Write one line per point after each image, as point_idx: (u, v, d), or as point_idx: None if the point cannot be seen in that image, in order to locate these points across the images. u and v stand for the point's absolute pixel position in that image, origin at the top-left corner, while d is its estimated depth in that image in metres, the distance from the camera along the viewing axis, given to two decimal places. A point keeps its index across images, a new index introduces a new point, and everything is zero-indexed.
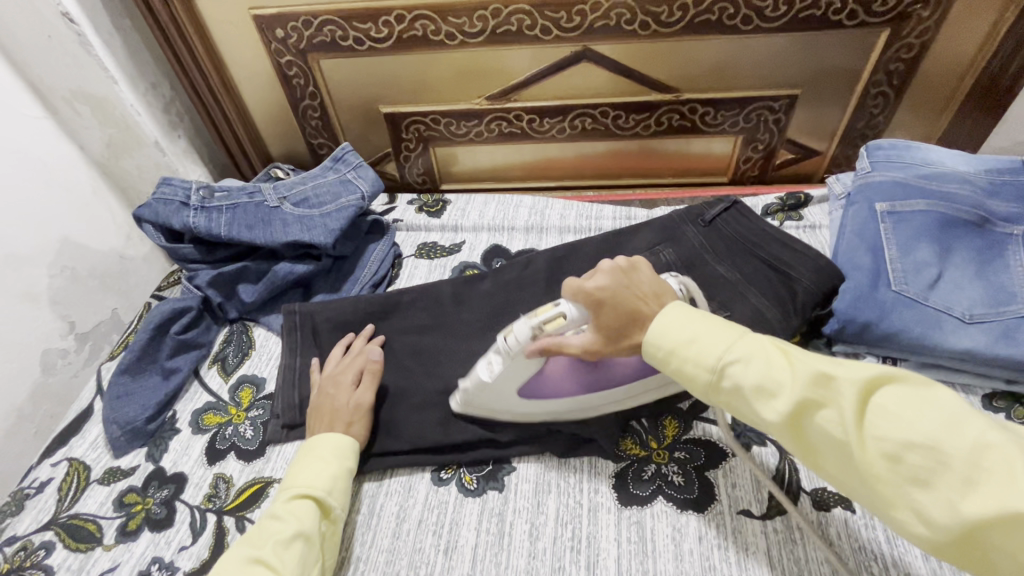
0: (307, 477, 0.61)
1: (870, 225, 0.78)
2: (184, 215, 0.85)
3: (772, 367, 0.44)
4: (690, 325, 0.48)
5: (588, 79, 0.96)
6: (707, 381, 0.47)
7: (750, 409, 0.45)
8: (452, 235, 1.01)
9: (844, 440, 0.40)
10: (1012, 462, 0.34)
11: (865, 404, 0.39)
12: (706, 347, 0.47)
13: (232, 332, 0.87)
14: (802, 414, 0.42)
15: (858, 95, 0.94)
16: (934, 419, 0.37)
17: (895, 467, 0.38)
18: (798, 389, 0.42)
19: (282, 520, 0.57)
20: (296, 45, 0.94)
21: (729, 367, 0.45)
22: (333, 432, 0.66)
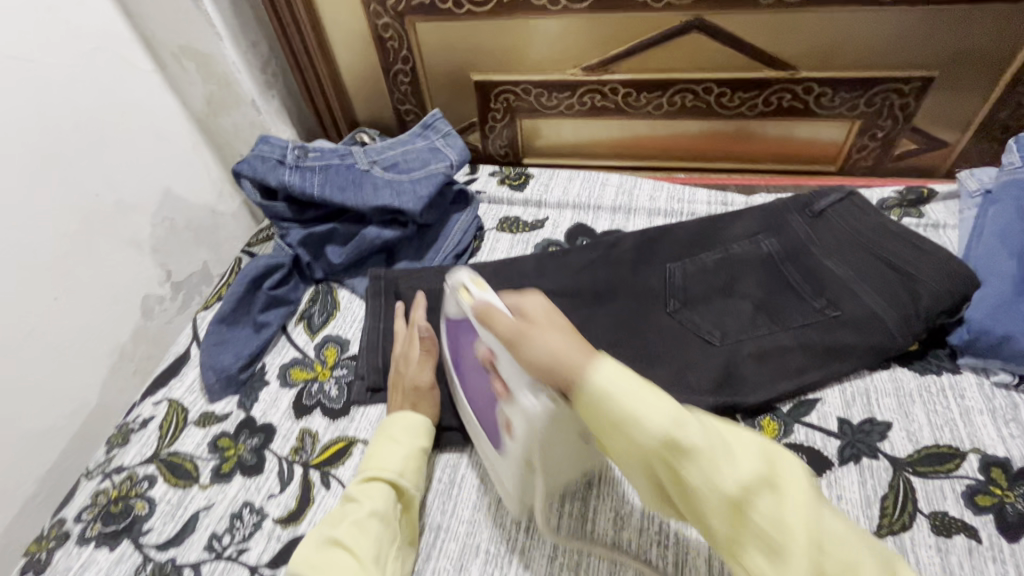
0: (378, 459, 0.60)
1: (1015, 227, 0.71)
2: (279, 173, 0.86)
3: (606, 376, 0.44)
4: (583, 344, 0.44)
5: (694, 54, 0.90)
6: (559, 361, 0.45)
7: (593, 396, 0.44)
8: (535, 211, 0.99)
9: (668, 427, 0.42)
10: (743, 447, 0.42)
11: (717, 436, 0.42)
12: (584, 357, 0.44)
13: (318, 293, 0.89)
14: (661, 448, 0.41)
15: (1007, 81, 0.83)
16: (734, 437, 0.43)
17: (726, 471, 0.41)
18: (638, 379, 0.44)
19: (357, 501, 0.57)
20: (395, 6, 0.93)
21: (626, 404, 0.42)
22: (406, 411, 0.65)
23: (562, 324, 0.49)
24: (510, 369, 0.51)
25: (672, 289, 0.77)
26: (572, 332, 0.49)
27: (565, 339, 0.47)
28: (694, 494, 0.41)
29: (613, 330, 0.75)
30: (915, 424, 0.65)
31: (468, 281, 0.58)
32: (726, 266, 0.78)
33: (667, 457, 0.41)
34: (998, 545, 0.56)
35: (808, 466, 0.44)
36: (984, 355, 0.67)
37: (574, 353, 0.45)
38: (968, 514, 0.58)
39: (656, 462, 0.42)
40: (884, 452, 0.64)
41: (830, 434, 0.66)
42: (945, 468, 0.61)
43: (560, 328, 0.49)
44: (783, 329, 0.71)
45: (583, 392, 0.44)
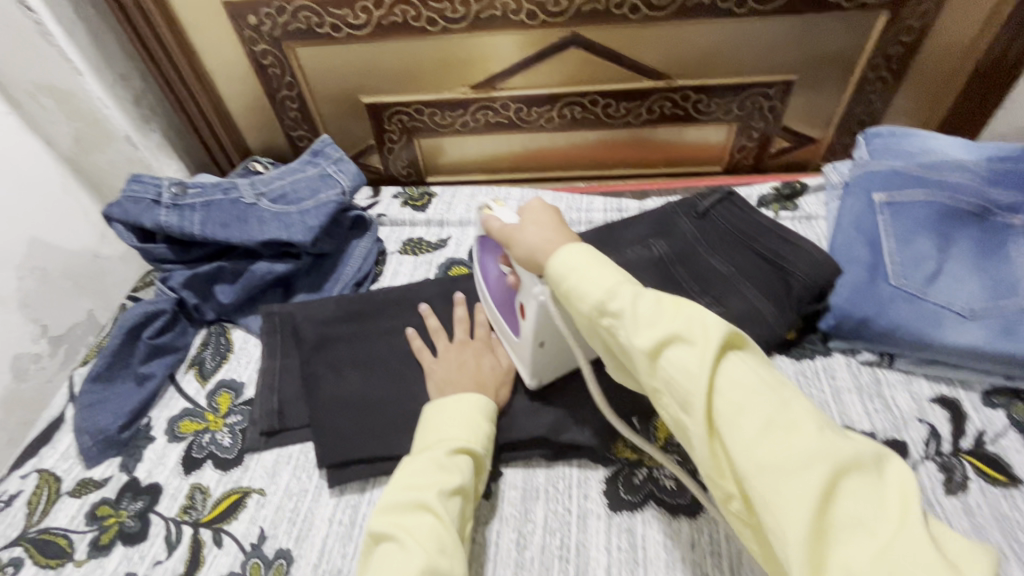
0: (461, 431, 0.59)
1: (867, 216, 0.75)
2: (156, 213, 0.81)
3: (639, 320, 0.46)
4: (606, 274, 0.49)
5: (576, 67, 0.93)
6: (594, 300, 0.48)
7: (625, 331, 0.46)
8: (438, 230, 0.98)
9: (695, 371, 0.42)
10: (774, 419, 0.40)
11: (785, 452, 0.38)
12: (595, 285, 0.49)
13: (210, 335, 0.84)
14: (666, 379, 0.44)
15: (856, 80, 0.91)
16: (762, 412, 0.40)
17: (755, 427, 0.40)
18: (673, 323, 0.45)
19: (446, 471, 0.56)
20: (270, 33, 0.90)
21: (634, 336, 0.45)
22: (473, 392, 0.64)
23: (552, 219, 0.57)
24: (522, 269, 0.58)
25: None
26: (555, 223, 0.57)
27: (553, 233, 0.55)
28: (699, 440, 0.42)
29: None
30: None
31: (491, 201, 0.64)
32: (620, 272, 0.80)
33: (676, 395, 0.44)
34: None
35: (875, 453, 0.38)
36: (849, 337, 0.72)
37: (583, 276, 0.49)
38: None
39: (666, 392, 0.44)
40: None
41: None
42: None
43: (545, 223, 0.56)
44: None
45: (549, 270, 0.51)
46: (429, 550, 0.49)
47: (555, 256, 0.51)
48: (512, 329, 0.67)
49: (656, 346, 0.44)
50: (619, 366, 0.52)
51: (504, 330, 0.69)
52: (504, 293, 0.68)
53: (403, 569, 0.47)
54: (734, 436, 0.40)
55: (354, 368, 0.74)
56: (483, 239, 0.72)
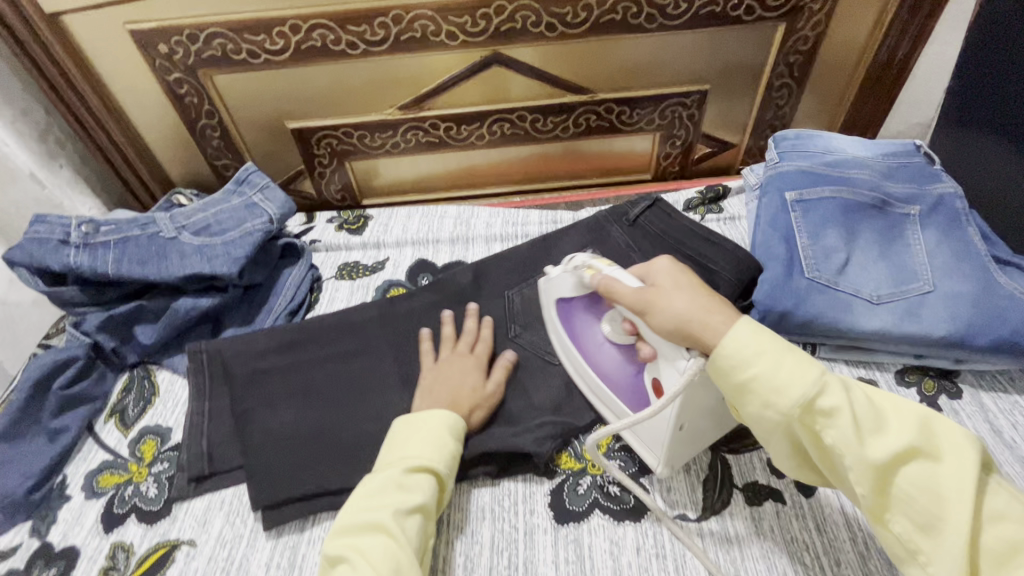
0: (425, 449, 0.58)
1: (782, 214, 0.79)
2: (63, 254, 0.76)
3: (855, 421, 0.43)
4: (801, 367, 0.44)
5: (500, 85, 0.94)
6: (799, 395, 0.43)
7: (834, 430, 0.43)
8: (374, 253, 0.96)
9: (908, 477, 0.41)
10: (1009, 529, 0.39)
11: (1008, 524, 0.39)
12: (793, 382, 0.44)
13: (132, 380, 0.79)
14: (899, 499, 0.42)
15: (763, 87, 0.97)
16: (959, 507, 0.39)
17: (999, 528, 0.39)
18: (903, 433, 0.42)
19: (406, 490, 0.54)
20: (183, 61, 0.87)
21: (859, 445, 0.42)
22: (443, 409, 0.62)
23: (689, 282, 0.52)
24: (656, 338, 0.53)
25: (511, 315, 0.78)
26: (701, 286, 0.51)
27: (697, 298, 0.49)
28: (941, 548, 0.40)
29: None
30: None
31: (596, 260, 0.61)
32: None
33: (874, 481, 0.42)
34: (799, 502, 0.61)
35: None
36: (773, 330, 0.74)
37: (775, 373, 0.44)
38: (774, 479, 0.63)
39: (898, 515, 0.42)
40: None
41: None
42: (753, 441, 0.66)
43: (690, 288, 0.51)
44: None
45: (720, 353, 0.46)
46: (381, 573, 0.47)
47: (722, 339, 0.46)
48: (640, 412, 0.60)
49: (807, 401, 0.43)
50: (809, 467, 0.49)
51: (624, 413, 0.63)
52: (616, 361, 0.64)
53: None
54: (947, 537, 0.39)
55: (289, 402, 0.71)
56: (570, 304, 0.68)
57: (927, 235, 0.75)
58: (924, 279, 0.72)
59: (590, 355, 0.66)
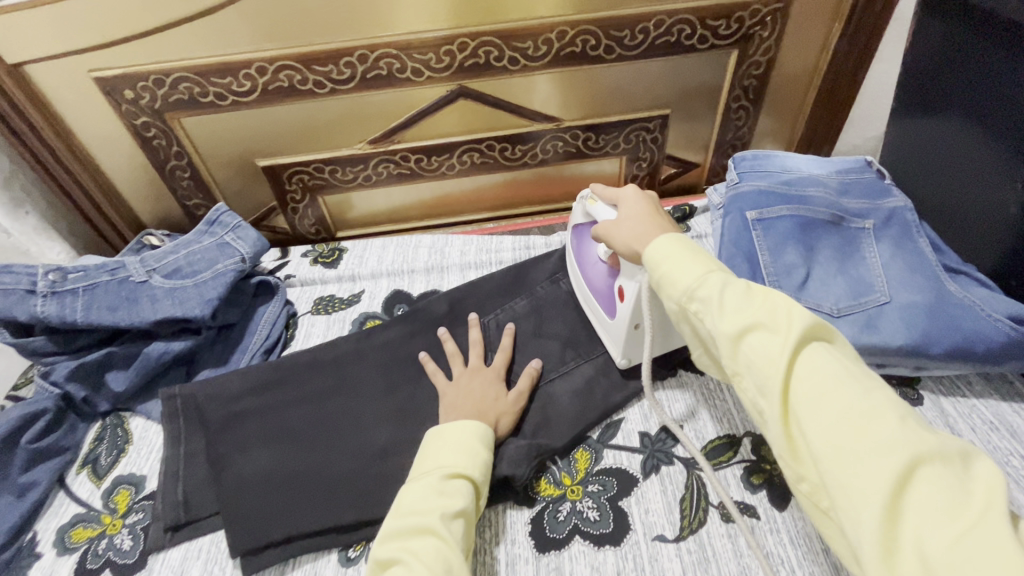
0: (460, 458, 0.60)
1: (744, 233, 0.82)
2: (29, 304, 0.75)
3: (726, 304, 0.47)
4: (695, 264, 0.51)
5: (468, 117, 0.97)
6: (685, 286, 0.50)
7: (709, 315, 0.48)
8: (350, 285, 0.97)
9: (768, 352, 0.43)
10: (861, 410, 0.38)
11: (832, 388, 0.40)
12: (684, 275, 0.51)
13: (105, 428, 0.78)
14: (747, 367, 0.44)
15: (721, 109, 1.01)
16: (851, 406, 0.39)
17: (850, 416, 0.38)
18: (760, 312, 0.45)
19: (449, 496, 0.56)
20: (150, 105, 0.88)
21: (718, 320, 0.46)
22: (476, 419, 0.65)
23: (645, 212, 0.62)
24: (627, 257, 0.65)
25: (487, 343, 0.79)
26: (651, 216, 0.61)
27: (654, 225, 0.59)
28: (780, 425, 0.42)
29: (430, 397, 0.74)
30: (701, 421, 0.71)
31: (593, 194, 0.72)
32: (534, 309, 0.83)
33: (729, 354, 0.46)
34: (773, 517, 0.62)
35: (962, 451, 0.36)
36: None
37: (673, 268, 0.51)
38: (747, 495, 0.64)
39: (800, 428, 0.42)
40: (678, 455, 0.68)
41: (633, 450, 0.70)
42: (726, 457, 0.67)
43: (642, 219, 0.61)
44: (586, 361, 0.77)
45: (645, 255, 0.55)
46: (434, 571, 0.49)
47: (648, 249, 0.55)
48: (611, 314, 0.72)
49: (691, 287, 0.49)
50: (718, 365, 0.54)
51: (599, 315, 0.75)
52: (600, 273, 0.74)
53: None
54: (810, 417, 0.40)
55: (267, 443, 0.71)
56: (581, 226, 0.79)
57: (881, 248, 0.78)
58: (880, 291, 0.75)
59: (585, 266, 0.77)
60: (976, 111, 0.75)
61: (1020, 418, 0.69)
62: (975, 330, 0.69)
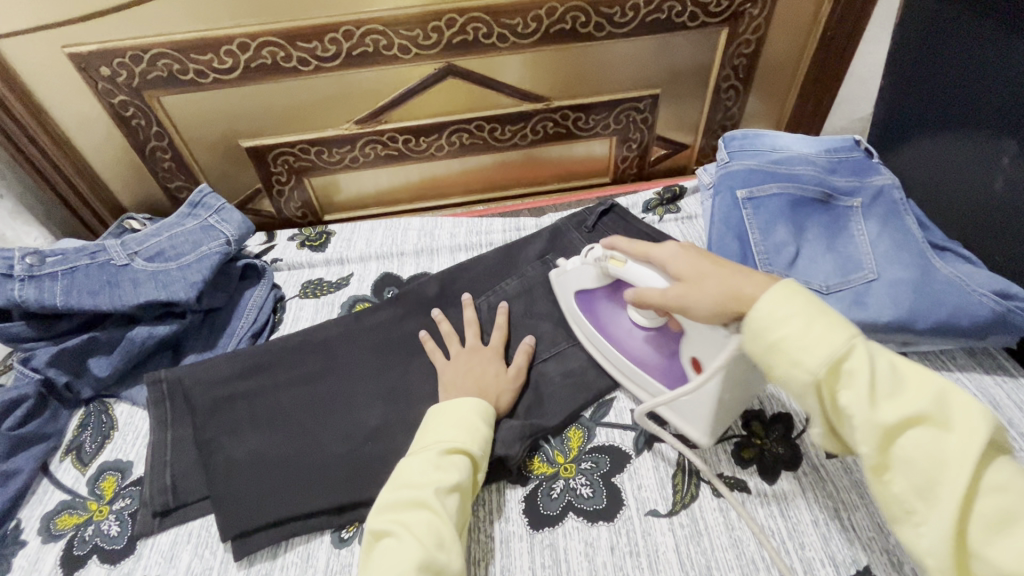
0: (457, 434, 0.60)
1: (735, 212, 0.82)
2: (6, 289, 0.73)
3: (875, 380, 0.45)
4: (832, 335, 0.46)
5: (457, 96, 0.95)
6: (821, 361, 0.45)
7: (854, 400, 0.45)
8: (338, 269, 0.95)
9: (920, 444, 0.43)
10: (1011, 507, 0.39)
11: (997, 483, 0.40)
12: (817, 348, 0.46)
13: (88, 415, 0.77)
14: (901, 457, 0.43)
15: (712, 89, 1.00)
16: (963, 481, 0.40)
17: (991, 513, 0.40)
18: (915, 399, 0.44)
19: (444, 470, 0.56)
20: (127, 83, 0.85)
21: (873, 409, 0.44)
22: (471, 397, 0.65)
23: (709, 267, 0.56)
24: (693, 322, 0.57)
25: (477, 323, 0.78)
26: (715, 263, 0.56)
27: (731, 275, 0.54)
28: (932, 509, 0.42)
29: (420, 379, 0.74)
30: None
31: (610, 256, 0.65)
32: (525, 290, 0.82)
33: (884, 433, 0.44)
34: (763, 490, 0.63)
35: None
36: None
37: (802, 335, 0.46)
38: (738, 469, 0.65)
39: (897, 476, 0.44)
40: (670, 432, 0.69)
41: (626, 428, 0.70)
42: (717, 434, 0.68)
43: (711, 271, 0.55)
44: (578, 341, 0.76)
45: (753, 319, 0.49)
46: (426, 543, 0.50)
47: (760, 301, 0.49)
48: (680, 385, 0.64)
49: (834, 358, 0.45)
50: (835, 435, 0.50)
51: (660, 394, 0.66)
52: (652, 341, 0.67)
53: (401, 562, 0.48)
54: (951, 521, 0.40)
55: (256, 427, 0.70)
56: (593, 295, 0.72)
57: (870, 225, 0.79)
58: (868, 268, 0.75)
59: (620, 343, 0.70)
60: (964, 88, 0.75)
61: (1003, 391, 0.71)
62: (960, 305, 0.70)
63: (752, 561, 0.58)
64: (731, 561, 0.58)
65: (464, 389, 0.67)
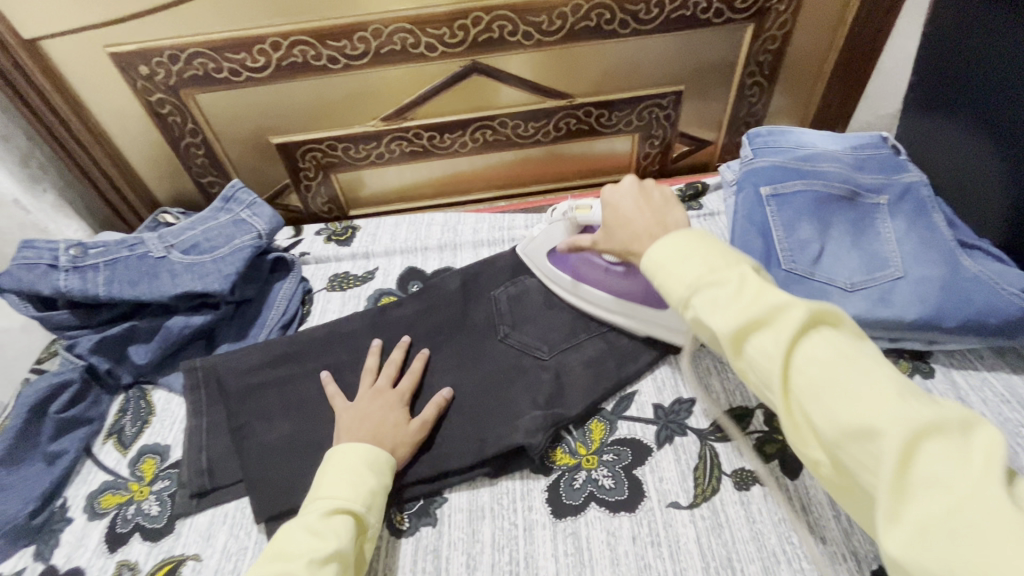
0: (341, 490, 0.58)
1: (759, 209, 0.82)
2: (53, 279, 0.76)
3: (718, 300, 0.45)
4: (694, 262, 0.48)
5: (481, 93, 0.96)
6: (677, 295, 0.48)
7: (702, 319, 0.46)
8: (364, 262, 0.97)
9: (777, 355, 0.41)
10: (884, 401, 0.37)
11: (851, 375, 0.38)
12: (677, 277, 0.48)
13: (128, 400, 0.80)
14: (769, 372, 0.42)
15: (736, 86, 1.00)
16: (842, 385, 0.38)
17: (854, 411, 0.37)
18: (760, 310, 0.43)
19: (322, 535, 0.53)
20: (165, 81, 0.88)
21: (717, 326, 0.44)
22: (367, 444, 0.62)
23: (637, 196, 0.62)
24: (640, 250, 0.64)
25: (500, 317, 0.80)
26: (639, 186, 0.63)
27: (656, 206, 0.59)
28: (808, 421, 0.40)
29: (445, 370, 0.75)
30: (714, 394, 0.72)
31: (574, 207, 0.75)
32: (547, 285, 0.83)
33: (736, 350, 0.44)
34: (785, 484, 0.63)
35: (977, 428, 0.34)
36: None
37: (663, 268, 0.50)
38: (760, 464, 0.65)
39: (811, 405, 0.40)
40: (692, 427, 0.69)
41: (648, 421, 0.71)
42: (739, 428, 0.68)
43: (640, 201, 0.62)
44: (600, 335, 0.77)
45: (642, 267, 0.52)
46: None
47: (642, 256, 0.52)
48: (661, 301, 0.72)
49: (683, 293, 0.48)
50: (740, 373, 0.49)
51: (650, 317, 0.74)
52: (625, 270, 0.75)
53: None
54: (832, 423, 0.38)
55: (287, 415, 0.72)
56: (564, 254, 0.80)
57: (896, 223, 0.78)
58: (895, 265, 0.75)
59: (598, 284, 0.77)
60: (996, 84, 0.74)
61: None
62: (988, 303, 0.69)
63: (774, 554, 0.58)
64: (752, 554, 0.59)
65: (373, 434, 0.64)
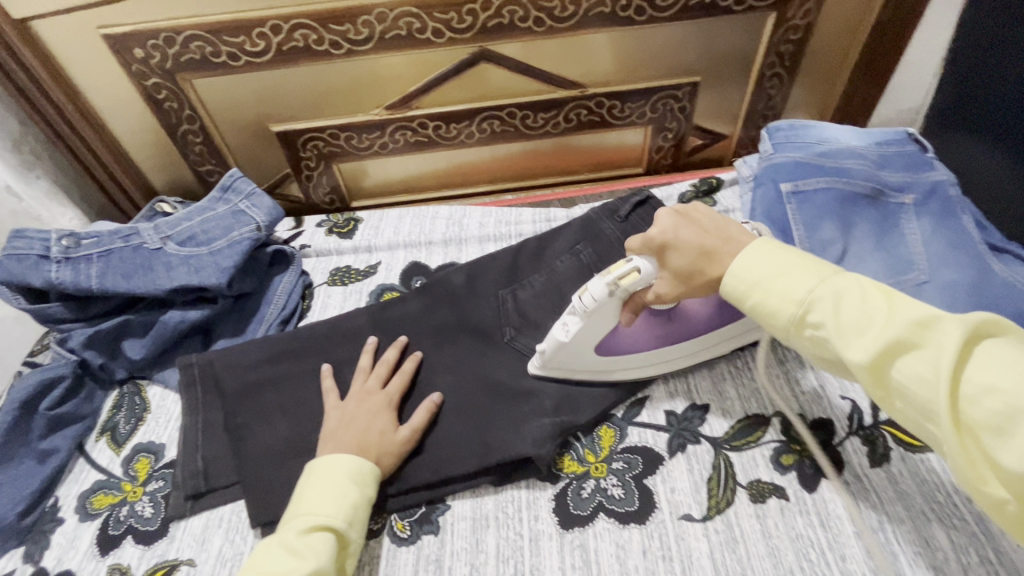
0: (322, 506, 0.56)
1: (779, 207, 0.78)
2: (44, 270, 0.74)
3: (843, 315, 0.43)
4: (808, 277, 0.46)
5: (489, 82, 0.93)
6: (789, 314, 0.46)
7: (831, 342, 0.44)
8: (366, 256, 0.94)
9: (927, 378, 0.38)
10: None
11: (1001, 391, 0.35)
12: (790, 292, 0.46)
13: (122, 396, 0.78)
14: (906, 394, 0.39)
15: (755, 78, 0.96)
16: (996, 401, 0.35)
17: (1020, 434, 0.34)
18: (893, 328, 0.40)
19: (301, 556, 0.52)
20: (161, 65, 0.85)
21: (845, 349, 0.42)
22: (351, 455, 0.61)
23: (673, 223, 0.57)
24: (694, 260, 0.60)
25: (507, 316, 0.77)
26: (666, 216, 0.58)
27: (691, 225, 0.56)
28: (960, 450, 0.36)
29: (449, 371, 0.73)
30: (729, 400, 0.69)
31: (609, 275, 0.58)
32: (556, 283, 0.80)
33: (874, 374, 0.41)
34: (803, 498, 0.61)
35: None
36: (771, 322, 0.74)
37: (774, 281, 0.48)
38: (777, 475, 0.62)
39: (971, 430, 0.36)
40: (705, 435, 0.67)
41: (659, 428, 0.68)
42: (754, 438, 0.66)
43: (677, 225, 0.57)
44: None
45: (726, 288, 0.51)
46: None
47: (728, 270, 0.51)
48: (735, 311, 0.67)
49: (797, 311, 0.46)
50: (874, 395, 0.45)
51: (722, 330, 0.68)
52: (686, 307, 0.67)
53: None
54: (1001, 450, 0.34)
55: (285, 415, 0.70)
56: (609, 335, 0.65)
57: (923, 224, 0.75)
58: (921, 268, 0.72)
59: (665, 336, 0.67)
60: None
61: None
62: None
63: (790, 571, 0.56)
64: (768, 571, 0.56)
65: (359, 442, 0.62)
